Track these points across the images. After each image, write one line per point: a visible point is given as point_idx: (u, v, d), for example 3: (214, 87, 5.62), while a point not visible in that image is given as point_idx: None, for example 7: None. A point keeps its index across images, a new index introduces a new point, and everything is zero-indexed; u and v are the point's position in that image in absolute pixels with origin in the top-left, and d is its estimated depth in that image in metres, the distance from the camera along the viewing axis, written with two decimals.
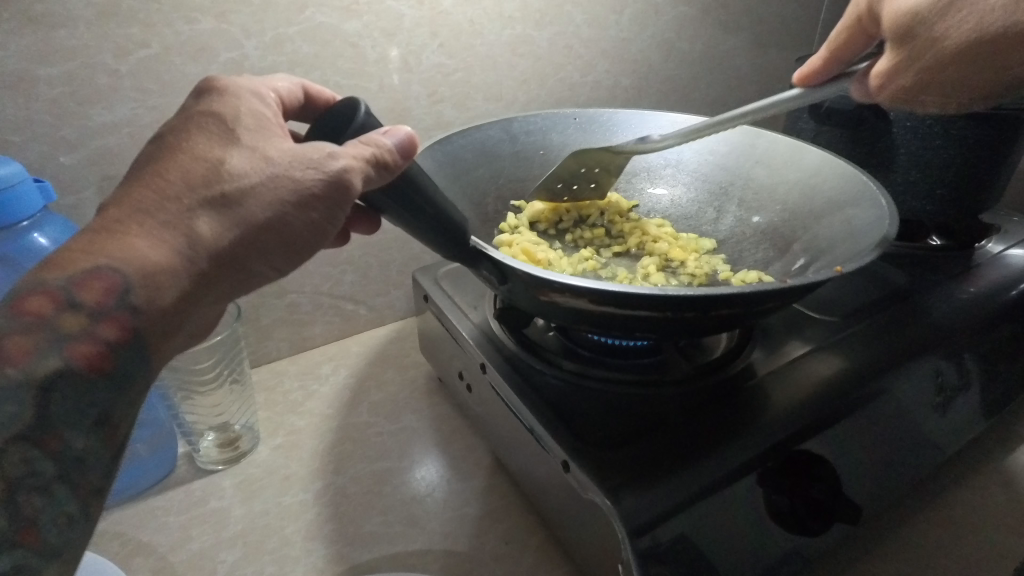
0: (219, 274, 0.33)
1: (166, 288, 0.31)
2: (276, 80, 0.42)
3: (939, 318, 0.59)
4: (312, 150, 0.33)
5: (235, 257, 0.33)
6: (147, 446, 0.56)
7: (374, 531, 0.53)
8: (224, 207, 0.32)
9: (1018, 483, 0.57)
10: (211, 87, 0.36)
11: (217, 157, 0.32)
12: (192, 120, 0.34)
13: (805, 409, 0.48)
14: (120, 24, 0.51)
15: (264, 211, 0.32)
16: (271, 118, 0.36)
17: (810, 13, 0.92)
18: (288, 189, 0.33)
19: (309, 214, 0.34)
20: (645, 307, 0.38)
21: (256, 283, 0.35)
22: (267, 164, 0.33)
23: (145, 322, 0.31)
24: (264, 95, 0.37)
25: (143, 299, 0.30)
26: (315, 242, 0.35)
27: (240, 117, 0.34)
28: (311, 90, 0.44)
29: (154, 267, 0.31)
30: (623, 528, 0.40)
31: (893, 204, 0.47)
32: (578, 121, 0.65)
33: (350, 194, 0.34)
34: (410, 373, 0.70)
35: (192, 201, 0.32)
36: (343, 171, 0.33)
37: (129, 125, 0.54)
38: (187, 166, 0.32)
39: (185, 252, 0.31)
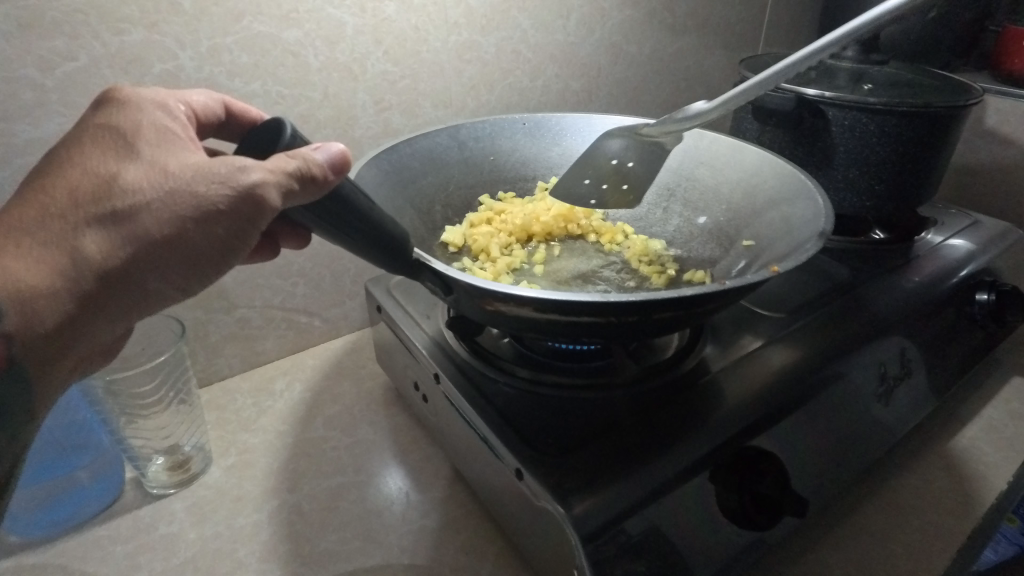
0: (109, 294, 0.34)
1: (44, 310, 0.32)
2: (192, 94, 0.42)
3: (880, 309, 0.60)
4: (220, 165, 0.33)
5: (127, 276, 0.33)
6: (88, 472, 0.54)
7: (330, 548, 0.52)
8: (114, 223, 0.32)
9: (958, 466, 0.60)
10: (113, 100, 0.36)
11: (110, 171, 0.33)
12: (89, 134, 0.35)
13: (754, 403, 0.49)
14: (44, 37, 0.49)
15: (160, 228, 0.33)
16: (179, 132, 0.36)
17: (753, 14, 0.94)
18: (190, 204, 0.33)
19: (213, 231, 0.34)
20: (589, 314, 0.39)
21: (158, 302, 0.36)
22: (165, 178, 0.33)
23: (21, 348, 0.32)
24: (171, 109, 0.37)
25: (19, 324, 0.31)
26: (224, 258, 0.36)
27: (142, 131, 0.35)
28: (234, 106, 0.45)
29: (30, 288, 0.31)
30: (577, 534, 0.40)
31: (828, 200, 0.47)
32: (526, 126, 0.65)
33: (266, 208, 0.34)
34: (367, 385, 0.70)
35: (78, 219, 0.32)
36: (255, 185, 0.33)
37: (58, 141, 0.52)
38: (76, 181, 0.33)
39: (68, 272, 0.32)
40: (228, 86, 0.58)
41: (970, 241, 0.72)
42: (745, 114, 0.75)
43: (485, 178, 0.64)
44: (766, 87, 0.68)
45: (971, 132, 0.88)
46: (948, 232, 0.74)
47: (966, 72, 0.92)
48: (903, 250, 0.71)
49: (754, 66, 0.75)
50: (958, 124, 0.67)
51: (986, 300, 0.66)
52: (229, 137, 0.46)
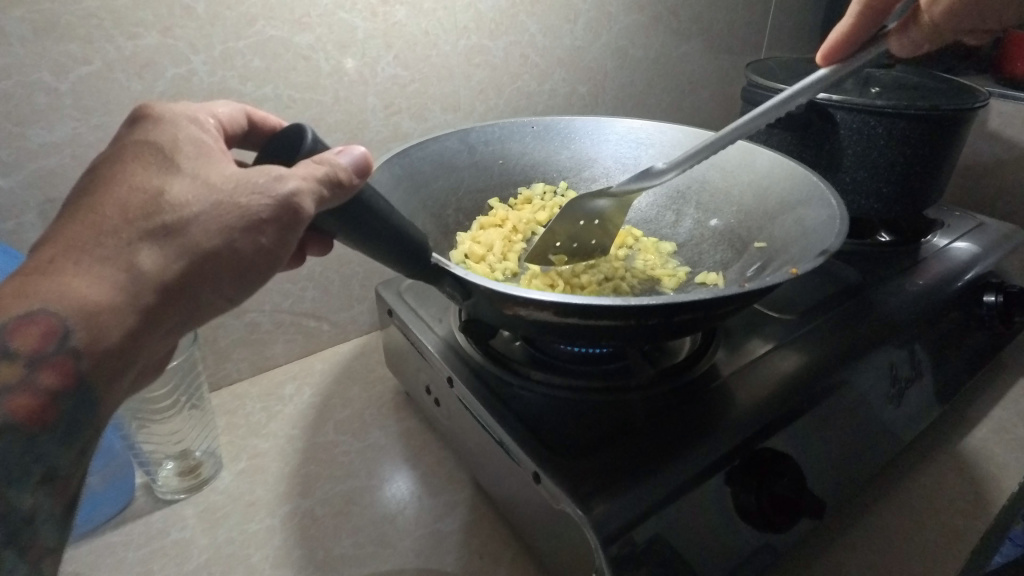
0: (167, 308, 0.33)
1: (108, 326, 0.31)
2: (218, 106, 0.42)
3: (889, 311, 0.61)
4: (257, 175, 0.33)
5: (183, 289, 0.33)
6: (101, 477, 0.54)
7: (345, 553, 0.51)
8: (167, 237, 0.32)
9: (969, 467, 0.60)
10: (145, 115, 0.36)
11: (156, 187, 0.32)
12: (127, 150, 0.34)
13: (769, 406, 0.49)
14: (58, 41, 0.49)
15: (209, 240, 0.32)
16: (212, 144, 0.36)
17: (757, 18, 0.94)
18: (234, 215, 0.32)
19: (257, 240, 0.33)
20: (608, 317, 0.39)
21: (209, 312, 0.35)
22: (209, 190, 0.33)
23: (88, 365, 0.31)
24: (202, 122, 0.37)
25: (85, 341, 0.30)
26: (268, 267, 0.35)
27: (178, 146, 0.34)
28: (256, 116, 0.45)
29: (94, 305, 0.30)
30: (596, 536, 0.40)
31: (842, 202, 0.48)
32: (536, 129, 0.66)
33: (301, 217, 0.34)
34: (377, 390, 0.69)
35: (132, 235, 0.31)
36: (293, 194, 0.33)
37: (72, 145, 0.52)
38: (123, 197, 0.32)
39: (128, 287, 0.31)
40: (240, 90, 0.58)
41: (975, 243, 0.72)
42: (753, 117, 0.75)
43: (496, 182, 0.65)
44: (773, 91, 0.69)
45: (973, 134, 0.88)
46: (954, 235, 0.74)
47: (967, 76, 0.92)
48: (910, 253, 0.71)
49: (761, 69, 0.76)
50: (964, 127, 0.67)
51: (994, 302, 0.66)
52: (252, 147, 0.46)
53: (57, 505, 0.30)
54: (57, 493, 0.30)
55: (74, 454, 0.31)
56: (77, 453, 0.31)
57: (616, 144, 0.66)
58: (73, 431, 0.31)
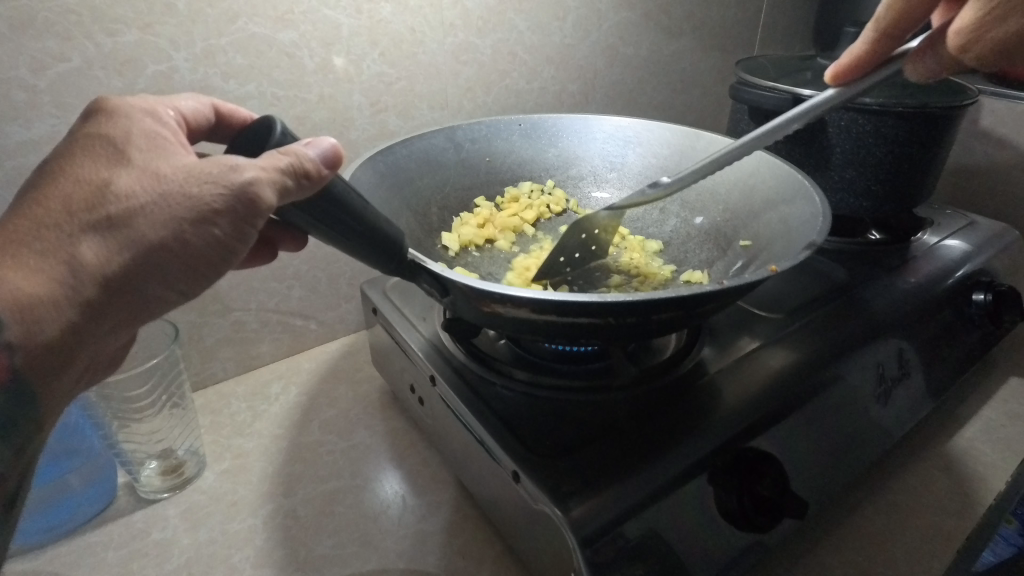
0: (112, 300, 0.33)
1: (46, 319, 0.31)
2: (179, 100, 0.41)
3: (877, 310, 0.60)
4: (212, 166, 0.33)
5: (128, 281, 0.33)
6: (79, 478, 0.53)
7: (326, 553, 0.51)
8: (109, 229, 0.32)
9: (957, 467, 0.59)
10: (101, 109, 0.36)
11: (103, 178, 0.32)
12: (79, 143, 0.34)
13: (753, 405, 0.49)
14: (36, 37, 0.48)
15: (155, 231, 0.32)
16: (170, 137, 0.36)
17: (749, 17, 0.94)
18: (183, 205, 0.32)
19: (209, 231, 0.33)
20: (586, 316, 0.39)
21: (157, 306, 0.35)
22: (158, 182, 0.33)
23: (24, 358, 0.31)
24: (161, 115, 0.37)
25: (20, 335, 0.30)
26: (221, 260, 0.35)
27: (131, 137, 0.34)
28: (223, 108, 0.45)
29: (32, 297, 0.30)
30: (574, 537, 0.40)
31: (826, 199, 0.47)
32: (522, 127, 0.65)
33: (260, 207, 0.33)
34: (363, 389, 0.69)
35: (74, 226, 0.32)
36: (249, 184, 0.32)
37: (51, 142, 0.52)
38: (69, 191, 0.32)
39: (67, 280, 0.31)
40: (223, 88, 0.57)
41: (965, 242, 0.72)
42: (742, 115, 0.74)
43: (481, 180, 0.64)
44: (762, 88, 0.68)
45: (966, 133, 0.88)
46: (945, 233, 0.74)
47: (960, 74, 0.92)
48: (900, 251, 0.71)
49: (751, 67, 0.75)
50: (954, 125, 0.67)
51: (983, 301, 0.65)
52: (221, 142, 0.46)
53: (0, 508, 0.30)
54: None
55: (13, 461, 0.31)
56: (17, 458, 0.31)
57: (603, 142, 0.66)
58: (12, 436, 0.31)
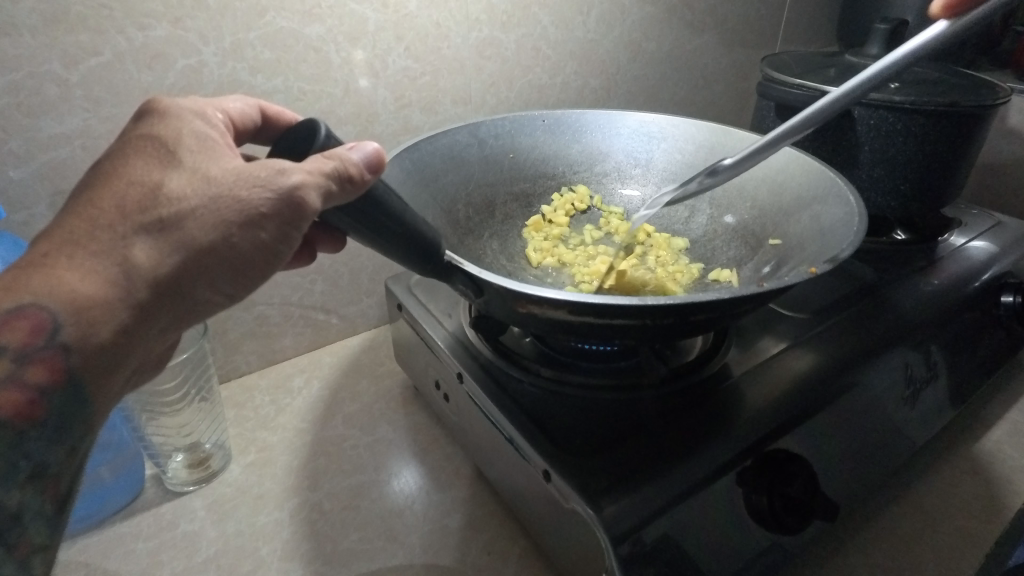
0: (163, 303, 0.33)
1: (100, 322, 0.31)
2: (229, 101, 0.42)
3: (905, 311, 0.60)
4: (260, 169, 0.33)
5: (178, 284, 0.33)
6: (110, 469, 0.54)
7: (352, 547, 0.51)
8: (161, 231, 0.32)
9: (985, 470, 0.59)
10: (153, 109, 0.36)
11: (154, 180, 0.33)
12: (130, 144, 0.34)
13: (782, 406, 0.49)
14: (69, 31, 0.48)
15: (205, 233, 0.32)
16: (218, 139, 0.36)
17: (772, 12, 0.93)
18: (233, 209, 0.33)
19: (256, 233, 0.34)
20: (623, 316, 0.38)
21: (205, 309, 0.35)
22: (209, 184, 0.33)
23: (78, 361, 0.31)
24: (207, 116, 0.37)
25: (75, 336, 0.31)
26: (267, 262, 0.35)
27: (182, 139, 0.35)
28: (270, 111, 0.45)
29: (86, 299, 0.31)
30: (606, 536, 0.40)
31: (861, 200, 0.47)
32: (546, 122, 0.65)
33: (305, 210, 0.33)
34: (385, 384, 0.69)
35: (126, 229, 0.32)
36: (295, 188, 0.33)
37: (82, 136, 0.52)
38: (121, 192, 0.32)
39: (120, 282, 0.31)
40: (251, 82, 0.57)
41: (992, 243, 0.71)
42: (768, 112, 0.74)
43: (505, 177, 0.63)
44: (789, 86, 0.68)
45: (992, 131, 0.87)
46: (972, 234, 0.73)
47: (988, 70, 0.91)
48: (925, 251, 0.70)
49: (776, 63, 0.75)
50: (985, 124, 0.66)
51: (1012, 303, 0.64)
52: (265, 143, 0.46)
53: (50, 502, 0.31)
54: (46, 491, 0.30)
55: (63, 453, 0.31)
56: (66, 450, 0.31)
57: (628, 138, 0.66)
58: (60, 427, 0.31)
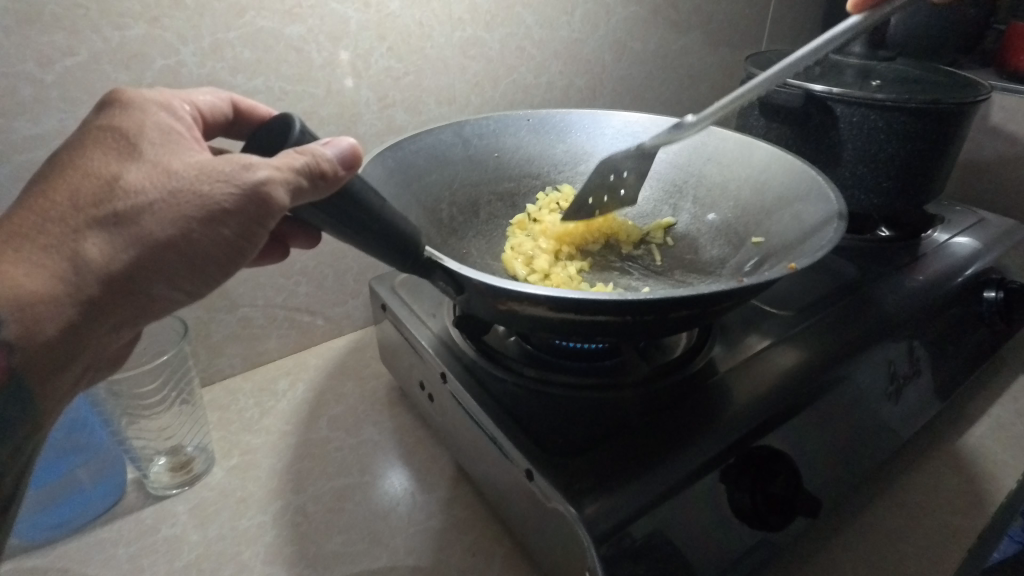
0: (113, 299, 0.33)
1: (45, 317, 0.31)
2: (199, 94, 0.42)
3: (888, 307, 0.60)
4: (226, 164, 0.33)
5: (130, 280, 0.33)
6: (88, 473, 0.53)
7: (336, 550, 0.51)
8: (115, 225, 0.32)
9: (969, 465, 0.59)
10: (117, 101, 0.36)
11: (112, 173, 0.32)
12: (90, 135, 0.34)
13: (766, 403, 0.49)
14: (43, 31, 0.48)
15: (162, 228, 0.32)
16: (184, 132, 0.36)
17: (757, 11, 0.93)
18: (193, 204, 0.32)
19: (219, 230, 0.33)
20: (604, 314, 0.38)
21: (161, 306, 0.35)
22: (169, 178, 0.33)
23: (22, 358, 0.31)
24: (173, 108, 0.37)
25: (21, 333, 0.31)
26: (228, 259, 0.35)
27: (145, 131, 0.34)
28: (243, 105, 0.45)
29: (33, 295, 0.30)
30: (589, 535, 0.40)
31: (840, 197, 0.47)
32: (530, 122, 0.65)
33: (272, 206, 0.33)
34: (371, 385, 0.69)
35: (79, 222, 0.32)
36: (262, 183, 0.32)
37: (58, 137, 0.51)
38: (76, 183, 0.32)
39: (69, 278, 0.31)
40: (231, 82, 0.57)
41: (975, 239, 0.71)
42: (752, 110, 0.74)
43: (489, 177, 0.63)
44: (773, 84, 0.68)
45: (975, 129, 0.87)
46: (955, 230, 0.73)
47: (971, 68, 0.91)
48: (910, 248, 0.70)
49: (760, 61, 0.75)
50: (966, 123, 0.67)
51: (994, 299, 0.65)
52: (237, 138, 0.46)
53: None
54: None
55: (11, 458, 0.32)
56: (12, 455, 0.32)
57: (612, 137, 0.66)
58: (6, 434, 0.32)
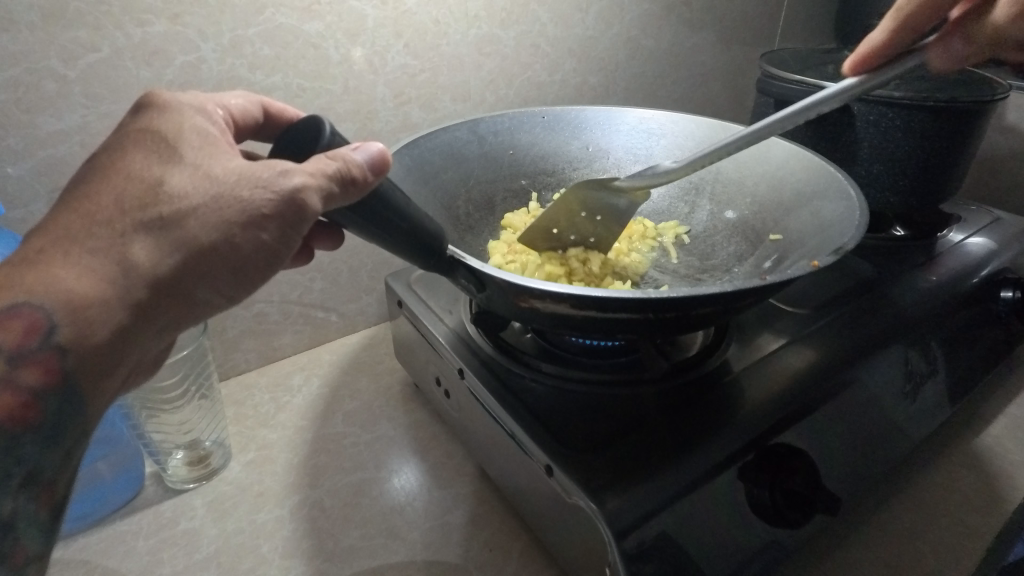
0: (161, 303, 0.33)
1: (96, 322, 0.31)
2: (229, 98, 0.42)
3: (903, 305, 0.60)
4: (263, 169, 0.33)
5: (178, 284, 0.33)
6: (108, 466, 0.54)
7: (353, 544, 0.51)
8: (161, 229, 0.32)
9: (985, 465, 0.59)
10: (152, 103, 0.36)
11: (155, 177, 0.32)
12: (129, 137, 0.34)
13: (782, 402, 0.49)
14: (67, 27, 0.48)
15: (206, 233, 0.32)
16: (219, 135, 0.36)
17: (770, 9, 0.93)
18: (235, 209, 0.32)
19: (257, 235, 0.33)
20: (626, 310, 0.38)
21: (204, 310, 0.35)
22: (210, 182, 0.33)
23: (74, 361, 0.31)
24: (210, 113, 0.37)
25: (72, 337, 0.31)
26: (268, 263, 0.35)
27: (183, 134, 0.34)
28: (272, 108, 0.45)
29: (83, 299, 0.30)
30: (610, 531, 0.40)
31: (861, 194, 0.47)
32: (545, 119, 0.65)
33: (305, 212, 0.33)
34: (385, 381, 0.69)
35: (125, 226, 0.31)
36: (297, 189, 0.33)
37: (81, 133, 0.52)
38: (119, 186, 0.32)
39: (118, 282, 0.31)
40: (250, 79, 0.57)
41: (990, 239, 0.71)
42: (767, 108, 0.74)
43: (505, 174, 0.63)
44: (788, 82, 0.68)
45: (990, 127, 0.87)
46: (970, 230, 0.73)
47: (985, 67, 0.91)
48: (924, 247, 0.70)
49: (775, 59, 0.75)
50: (983, 121, 0.66)
51: (1012, 298, 0.64)
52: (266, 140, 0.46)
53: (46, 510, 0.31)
54: (41, 498, 0.31)
55: (59, 457, 0.32)
56: (61, 455, 0.32)
57: (627, 134, 0.66)
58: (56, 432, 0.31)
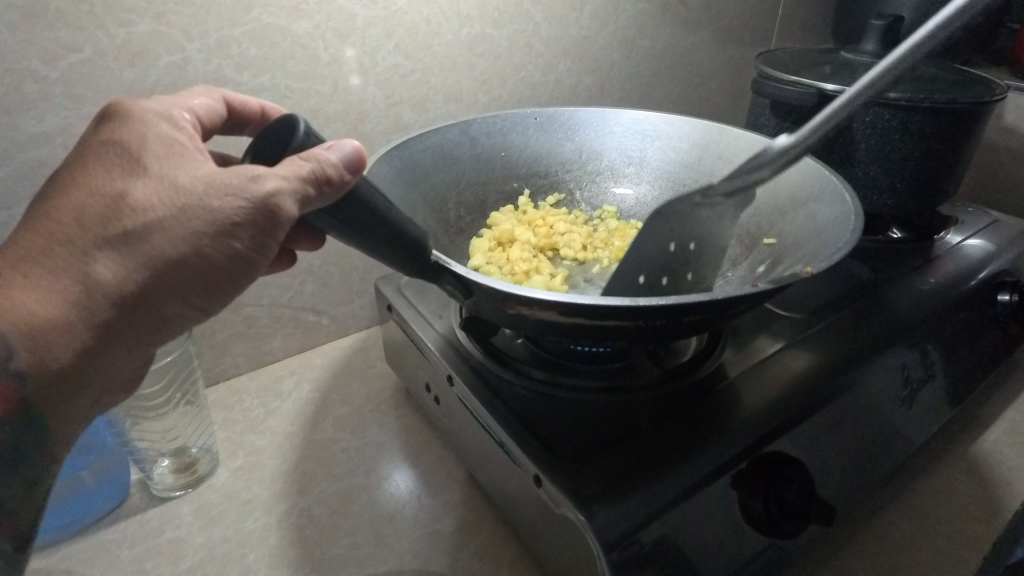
0: (126, 322, 0.33)
1: (58, 344, 0.32)
2: (192, 99, 0.41)
3: (901, 310, 0.59)
4: (234, 176, 0.32)
5: (142, 302, 0.33)
6: (92, 474, 0.53)
7: (341, 553, 0.51)
8: (124, 246, 0.32)
9: (982, 471, 0.58)
10: (115, 112, 0.35)
11: (117, 190, 0.32)
12: (92, 150, 0.34)
13: (776, 408, 0.48)
14: (48, 27, 0.47)
15: (173, 246, 0.32)
16: (187, 142, 0.35)
17: (767, 8, 0.92)
18: (204, 220, 0.32)
19: (230, 244, 0.33)
20: (615, 318, 0.38)
21: (176, 323, 0.35)
22: (175, 193, 0.32)
23: (33, 389, 0.32)
24: (173, 116, 0.36)
25: (30, 362, 0.32)
26: (240, 271, 0.35)
27: (145, 143, 0.34)
28: (236, 103, 0.45)
29: (42, 323, 0.31)
30: (598, 542, 0.39)
31: (857, 198, 0.46)
32: (539, 120, 0.63)
33: (279, 220, 0.33)
34: (376, 385, 0.68)
35: (88, 244, 0.32)
36: (271, 196, 0.32)
37: (63, 135, 0.51)
38: (82, 203, 0.32)
39: (80, 302, 0.32)
40: (237, 80, 0.56)
41: (988, 241, 0.70)
42: (763, 109, 0.73)
43: (497, 176, 0.63)
44: (784, 83, 0.67)
45: (989, 127, 0.86)
46: (968, 232, 0.72)
47: (985, 67, 0.90)
48: (922, 250, 0.69)
49: (772, 59, 0.74)
50: (982, 121, 0.65)
51: (1009, 301, 0.64)
52: (234, 130, 0.46)
53: None
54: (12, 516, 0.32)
55: None
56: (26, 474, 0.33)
57: (622, 136, 0.65)
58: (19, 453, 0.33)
